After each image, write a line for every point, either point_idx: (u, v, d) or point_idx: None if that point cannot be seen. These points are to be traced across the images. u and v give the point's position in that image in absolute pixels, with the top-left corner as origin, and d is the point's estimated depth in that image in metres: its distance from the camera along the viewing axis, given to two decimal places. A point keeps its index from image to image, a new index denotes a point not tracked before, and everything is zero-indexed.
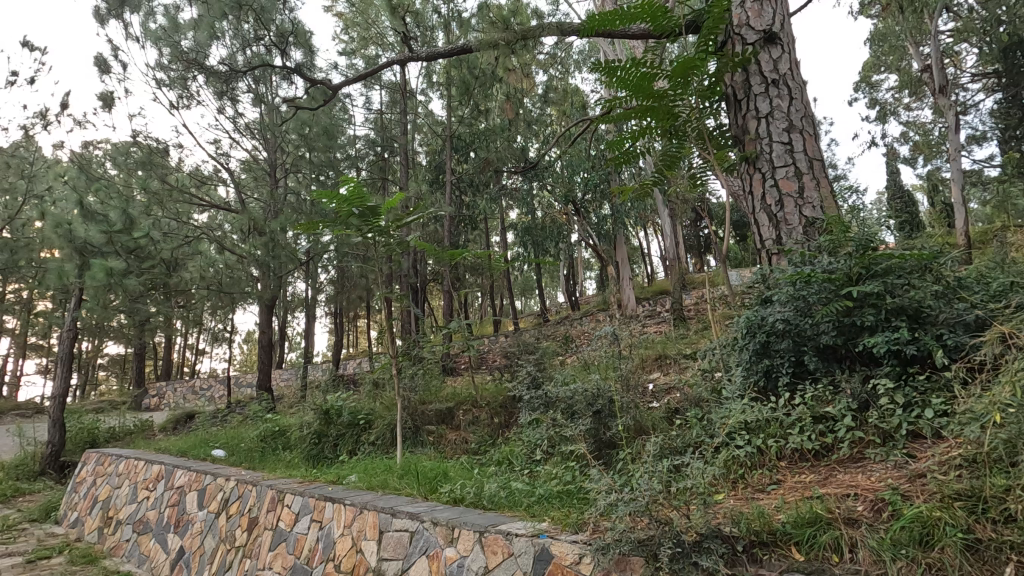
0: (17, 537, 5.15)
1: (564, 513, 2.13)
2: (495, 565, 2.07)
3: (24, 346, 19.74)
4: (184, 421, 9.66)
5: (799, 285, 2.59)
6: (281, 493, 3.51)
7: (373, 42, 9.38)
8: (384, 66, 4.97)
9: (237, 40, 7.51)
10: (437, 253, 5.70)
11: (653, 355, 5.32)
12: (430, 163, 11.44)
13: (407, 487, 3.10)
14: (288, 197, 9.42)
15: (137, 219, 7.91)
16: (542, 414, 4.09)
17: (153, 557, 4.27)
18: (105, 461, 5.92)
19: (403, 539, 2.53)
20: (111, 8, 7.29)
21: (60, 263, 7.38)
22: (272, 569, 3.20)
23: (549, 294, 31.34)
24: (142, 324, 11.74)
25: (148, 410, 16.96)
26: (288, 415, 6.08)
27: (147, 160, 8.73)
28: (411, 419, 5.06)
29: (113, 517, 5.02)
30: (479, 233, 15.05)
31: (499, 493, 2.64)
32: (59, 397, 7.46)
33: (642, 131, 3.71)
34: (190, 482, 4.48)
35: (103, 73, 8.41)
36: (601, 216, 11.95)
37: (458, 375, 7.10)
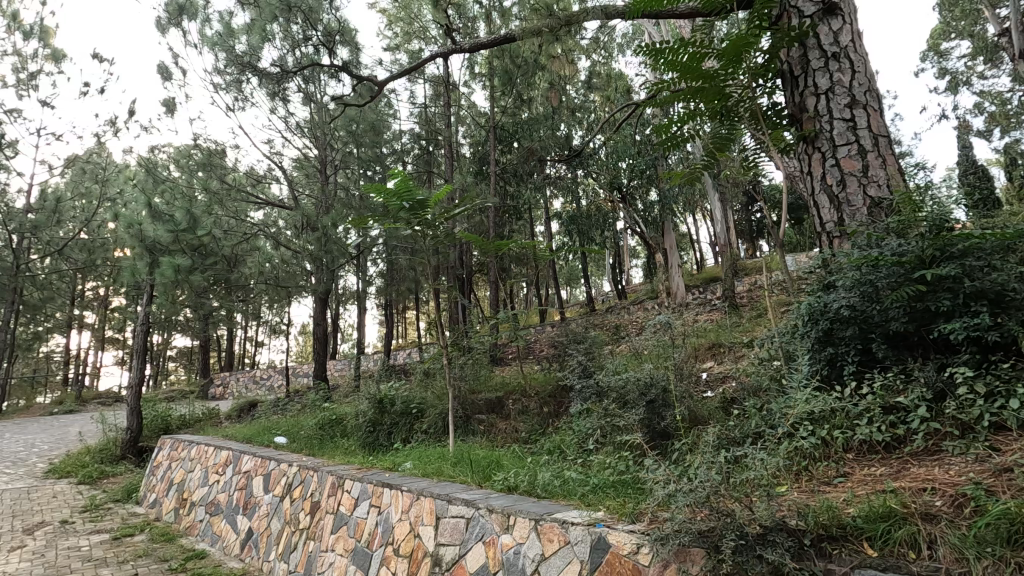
0: (104, 516, 5.58)
1: (620, 503, 2.12)
2: (552, 553, 2.08)
3: (102, 340, 21.16)
4: (247, 409, 10.17)
5: (865, 270, 2.46)
6: (340, 479, 3.63)
7: (416, 37, 9.42)
8: (427, 59, 4.97)
9: (287, 41, 7.63)
10: (484, 244, 5.74)
11: (706, 344, 5.21)
12: (474, 155, 11.48)
13: (461, 475, 3.15)
14: (338, 192, 9.67)
15: (199, 217, 8.32)
16: (593, 404, 4.06)
17: (225, 536, 4.54)
18: (178, 446, 6.30)
19: (460, 525, 2.57)
20: (171, 17, 7.62)
21: (133, 261, 7.80)
22: (335, 551, 3.34)
23: (596, 283, 31.02)
24: (207, 318, 12.42)
25: (214, 398, 17.99)
26: (344, 404, 6.31)
27: (206, 162, 9.13)
28: (461, 408, 5.16)
29: (187, 499, 5.36)
30: (523, 224, 15.06)
31: (553, 482, 2.65)
32: (135, 386, 7.93)
33: (690, 115, 3.60)
34: (255, 467, 4.70)
35: (165, 80, 8.88)
36: (648, 202, 11.74)
37: (505, 365, 7.16)
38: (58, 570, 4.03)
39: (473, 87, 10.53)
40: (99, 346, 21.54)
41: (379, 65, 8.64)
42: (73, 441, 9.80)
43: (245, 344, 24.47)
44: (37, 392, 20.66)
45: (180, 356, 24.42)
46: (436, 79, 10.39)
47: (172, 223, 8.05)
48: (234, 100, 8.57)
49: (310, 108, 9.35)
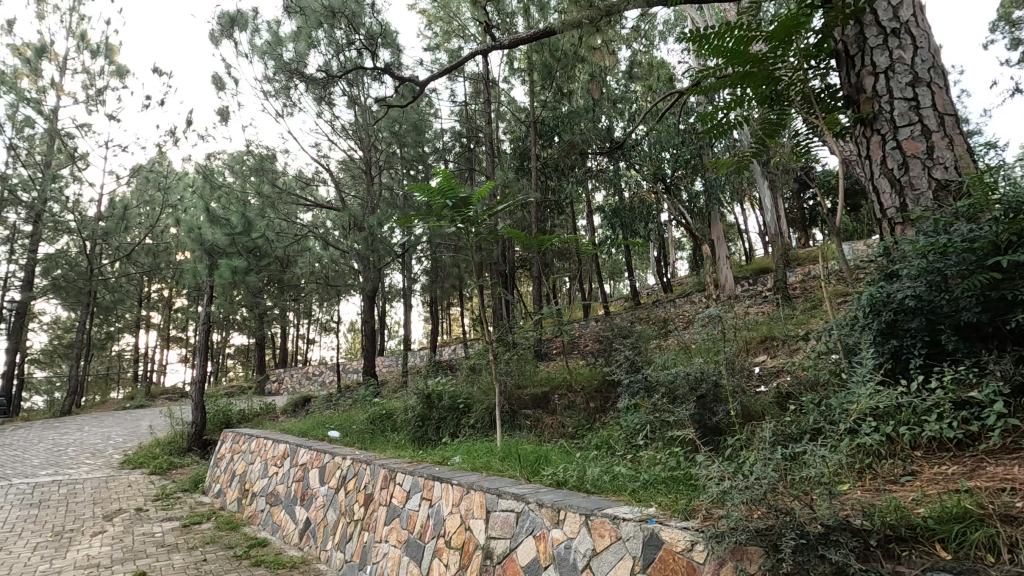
0: (174, 504, 5.93)
1: (672, 500, 2.09)
2: (603, 548, 2.07)
3: (167, 338, 22.41)
4: (302, 404, 10.57)
5: (932, 257, 2.32)
6: (392, 472, 3.71)
7: (456, 35, 9.48)
8: (466, 57, 4.95)
9: (331, 46, 7.83)
10: (527, 240, 5.74)
11: (758, 337, 5.06)
12: (514, 150, 11.48)
13: (510, 469, 3.18)
14: (383, 192, 9.89)
15: (253, 221, 8.68)
16: (641, 399, 4.02)
17: (285, 526, 4.73)
18: (238, 440, 6.59)
19: (510, 519, 2.59)
20: (223, 29, 7.93)
21: (194, 264, 8.21)
22: (389, 542, 3.43)
23: (640, 277, 30.51)
24: (263, 317, 12.97)
25: (270, 394, 18.77)
26: (393, 400, 6.47)
27: (258, 166, 9.57)
28: (508, 403, 5.19)
29: (249, 489, 5.62)
30: (565, 218, 14.97)
31: (602, 478, 2.64)
32: (199, 382, 8.35)
33: (737, 101, 3.49)
34: (311, 460, 4.86)
35: (219, 90, 9.29)
36: (694, 193, 11.45)
37: (550, 360, 7.16)
38: (135, 554, 4.31)
39: (512, 82, 10.53)
40: (164, 344, 22.83)
41: (420, 65, 8.74)
42: (144, 434, 10.46)
43: (298, 342, 25.40)
44: (111, 388, 22.11)
45: (238, 353, 25.58)
46: (476, 77, 10.43)
47: (229, 227, 8.43)
48: (283, 106, 8.89)
49: (355, 110, 9.58)
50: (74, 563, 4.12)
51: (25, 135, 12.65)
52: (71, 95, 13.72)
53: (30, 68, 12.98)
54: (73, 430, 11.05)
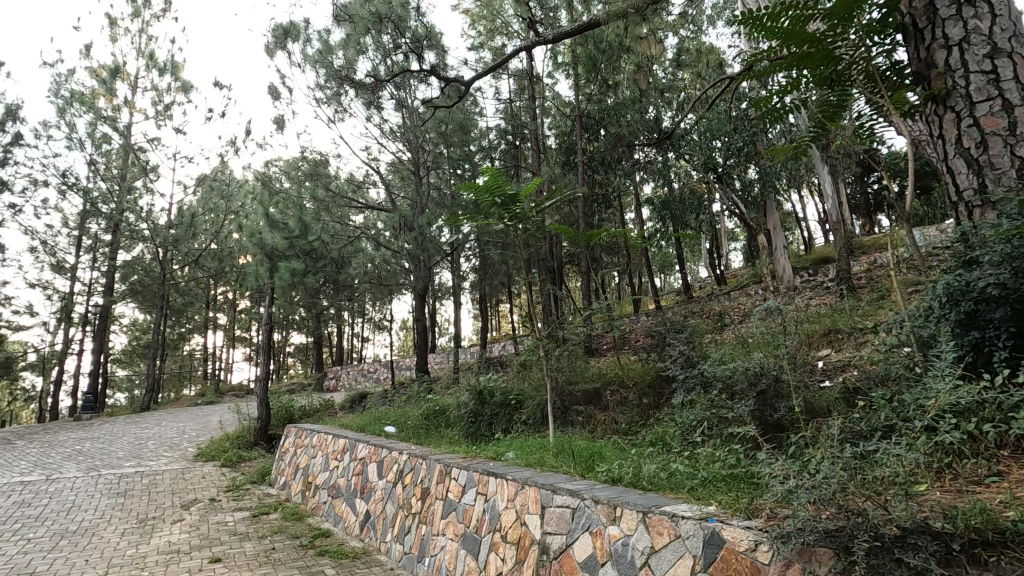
0: (244, 495, 6.27)
1: (734, 499, 2.03)
2: (662, 546, 2.04)
3: (233, 338, 23.62)
4: (358, 401, 10.91)
5: (1015, 243, 2.16)
6: (448, 467, 3.77)
7: (499, 33, 9.51)
8: (510, 55, 4.92)
9: (378, 52, 8.00)
10: (575, 236, 5.71)
11: (821, 331, 4.85)
12: (560, 145, 11.41)
13: (564, 465, 3.17)
14: (432, 192, 10.06)
15: (310, 224, 9.02)
16: (697, 395, 3.93)
17: (346, 518, 4.91)
18: (300, 434, 6.86)
19: (566, 515, 2.59)
20: (277, 41, 8.27)
21: (256, 267, 8.61)
22: (446, 535, 3.51)
23: (692, 270, 29.76)
24: (320, 316, 13.47)
25: (328, 390, 19.49)
26: (446, 396, 6.58)
27: (313, 171, 9.83)
28: (560, 400, 5.15)
29: (312, 482, 5.85)
30: (613, 212, 14.77)
31: (658, 475, 2.60)
32: (263, 380, 8.76)
33: (793, 84, 3.35)
34: (369, 454, 4.99)
35: (275, 100, 9.70)
36: (747, 181, 11.05)
37: (601, 355, 7.10)
38: (211, 541, 4.59)
39: (557, 77, 10.48)
40: (230, 344, 24.08)
41: (465, 65, 8.81)
42: (215, 428, 11.10)
43: (353, 340, 26.23)
44: (183, 385, 23.56)
45: (298, 352, 26.68)
46: (520, 73, 10.42)
47: (287, 231, 8.77)
48: (335, 112, 9.20)
49: (403, 113, 9.76)
50: (157, 548, 4.43)
51: (103, 151, 13.60)
52: (142, 112, 14.64)
53: (106, 88, 13.93)
54: (152, 425, 11.82)
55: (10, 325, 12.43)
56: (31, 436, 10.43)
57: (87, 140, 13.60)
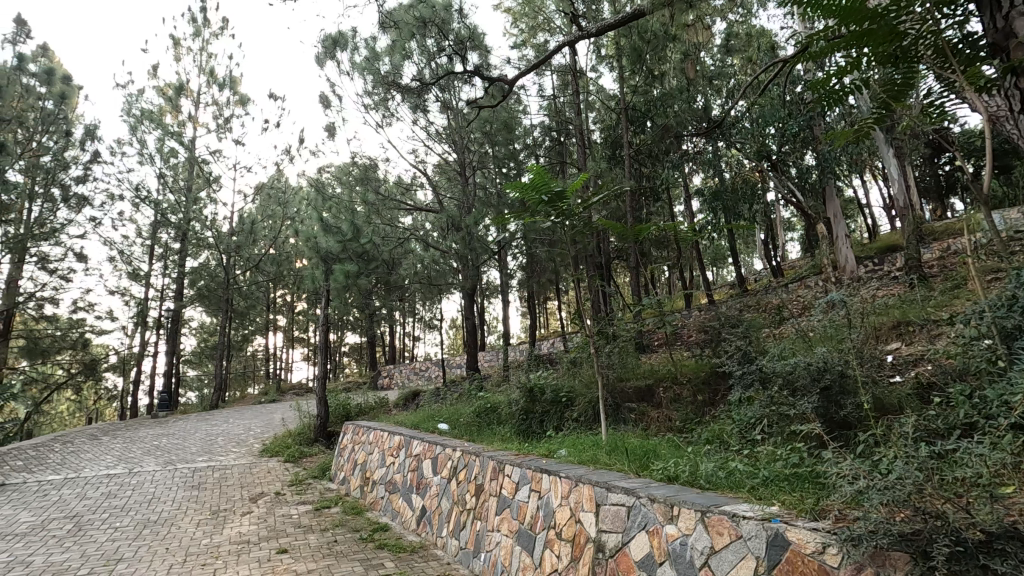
0: (307, 489, 6.55)
1: (798, 499, 1.96)
2: (722, 547, 1.99)
3: (292, 339, 24.61)
4: (411, 399, 11.15)
5: None
6: (501, 464, 3.80)
7: (542, 29, 9.46)
8: (554, 51, 4.87)
9: (423, 56, 8.16)
10: (623, 231, 5.63)
11: (890, 324, 4.60)
12: (605, 139, 11.23)
13: (618, 463, 3.14)
14: (478, 192, 10.15)
15: (361, 227, 9.29)
16: (756, 392, 3.81)
17: (403, 513, 5.04)
18: (358, 432, 7.06)
19: (622, 513, 2.57)
20: (327, 51, 8.56)
21: (312, 270, 8.94)
22: (501, 531, 3.54)
23: (746, 263, 28.75)
24: (373, 317, 13.85)
25: (382, 388, 20.01)
26: (497, 394, 6.63)
27: (363, 176, 10.32)
28: (611, 396, 5.10)
29: (370, 478, 6.02)
30: (661, 205, 14.45)
31: (717, 473, 2.54)
32: (321, 378, 9.08)
33: (853, 64, 3.18)
34: (424, 451, 5.09)
35: (326, 108, 10.04)
36: (804, 167, 10.58)
37: (652, 352, 6.98)
38: (278, 533, 4.81)
39: (600, 70, 10.34)
40: (290, 345, 25.09)
41: (508, 63, 8.81)
42: (278, 425, 11.62)
43: (405, 339, 26.80)
44: (248, 384, 24.73)
45: (352, 351, 27.51)
46: (563, 69, 10.34)
47: (340, 235, 9.06)
48: (383, 117, 9.45)
49: (448, 114, 9.91)
50: (229, 539, 4.68)
51: (171, 164, 14.44)
52: (204, 126, 15.45)
53: (172, 105, 14.78)
54: (220, 422, 12.48)
55: (94, 330, 13.40)
56: (114, 432, 11.21)
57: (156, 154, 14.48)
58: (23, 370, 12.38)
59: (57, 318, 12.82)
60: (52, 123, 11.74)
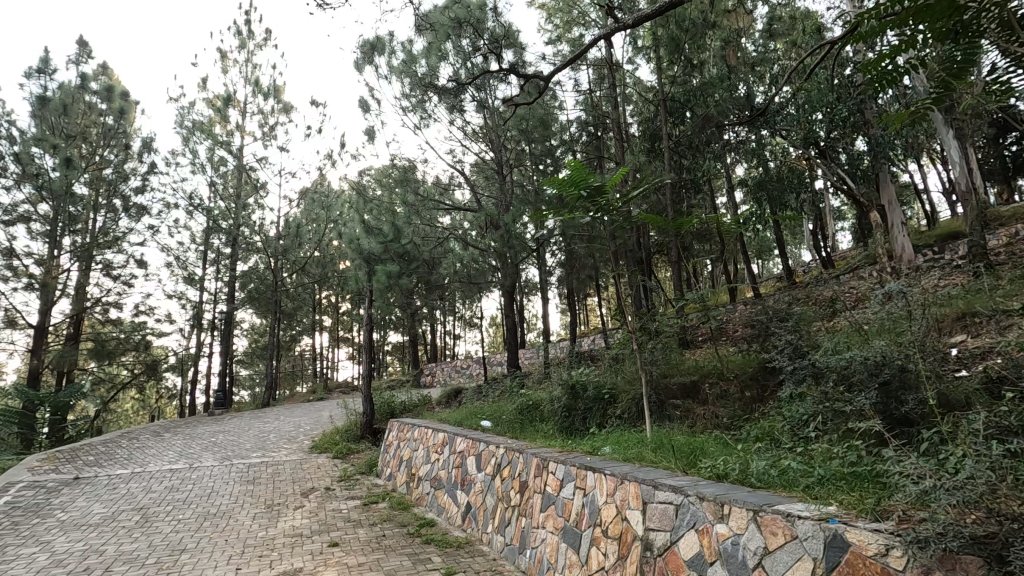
0: (356, 485, 6.73)
1: (858, 499, 1.89)
2: (777, 547, 1.93)
3: (337, 338, 25.29)
4: (454, 396, 11.28)
5: None
6: (545, 460, 3.80)
7: (576, 24, 9.38)
8: (589, 44, 4.80)
9: (458, 56, 8.23)
10: (664, 225, 5.52)
11: (954, 315, 4.36)
12: (643, 132, 11.04)
13: (665, 461, 3.09)
14: (516, 190, 10.17)
15: (402, 228, 9.47)
16: (808, 388, 3.68)
17: (449, 509, 5.11)
18: (403, 428, 7.19)
19: (669, 511, 2.53)
20: (365, 56, 8.74)
21: (356, 271, 9.16)
22: (546, 528, 3.54)
23: (793, 254, 27.76)
24: (414, 316, 14.11)
25: (425, 386, 20.34)
26: (539, 390, 6.63)
27: (403, 177, 10.49)
28: (655, 393, 4.99)
29: (416, 474, 6.13)
30: (703, 197, 14.11)
31: (769, 472, 2.46)
32: (366, 376, 9.30)
33: (907, 43, 3.01)
34: (468, 448, 5.15)
35: (366, 112, 10.25)
36: (855, 153, 10.12)
37: (697, 347, 6.83)
38: (329, 527, 4.96)
39: (637, 62, 10.17)
40: (335, 344, 25.81)
41: (543, 59, 8.77)
42: (327, 423, 11.98)
43: (446, 337, 27.13)
44: (297, 383, 25.58)
45: (396, 350, 28.06)
46: (599, 62, 10.20)
47: (381, 236, 9.25)
48: (420, 119, 9.59)
49: (485, 113, 9.96)
50: (283, 532, 4.85)
51: (221, 172, 15.05)
52: (251, 134, 16.03)
53: (220, 115, 15.40)
54: (272, 419, 12.96)
55: (155, 332, 14.12)
56: (176, 429, 11.82)
57: (207, 163, 15.12)
58: (92, 371, 13.20)
59: (121, 322, 13.58)
60: (112, 137, 12.45)
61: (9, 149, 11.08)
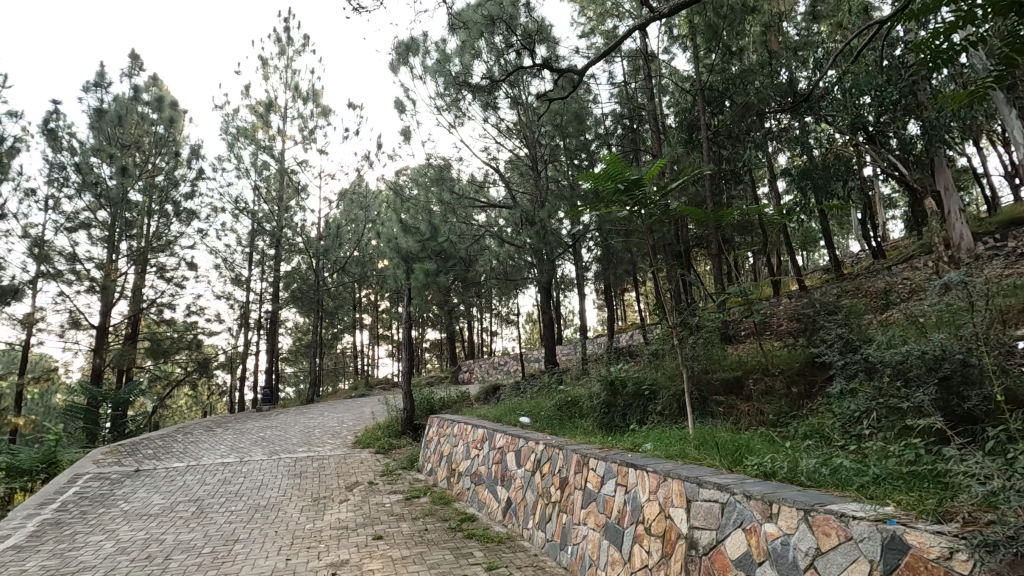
0: (398, 479, 6.86)
1: (917, 499, 1.80)
2: (830, 548, 1.86)
3: (377, 336, 25.79)
4: (492, 392, 11.34)
5: None
6: (585, 457, 3.79)
7: (610, 16, 9.26)
8: (624, 35, 4.70)
9: (492, 53, 8.25)
10: (704, 217, 5.40)
11: (1021, 305, 4.13)
12: (681, 123, 10.82)
13: (709, 458, 3.03)
14: (551, 185, 10.13)
15: (438, 227, 9.55)
16: (860, 384, 3.55)
17: (489, 504, 5.15)
18: (443, 424, 7.27)
19: (715, 510, 2.47)
20: (400, 57, 8.86)
21: (394, 270, 9.32)
22: (587, 525, 3.53)
23: (840, 245, 26.74)
24: (452, 313, 14.24)
25: (463, 382, 20.54)
26: (577, 387, 6.60)
27: (438, 176, 10.60)
28: (697, 389, 4.86)
29: (456, 469, 6.20)
30: (744, 188, 13.72)
31: (820, 471, 2.38)
32: (406, 373, 9.45)
33: (963, 21, 2.86)
34: (507, 444, 5.17)
35: (401, 113, 10.40)
36: (908, 137, 9.65)
37: (740, 342, 6.66)
38: (373, 520, 5.07)
39: (673, 52, 9.98)
40: (375, 342, 26.32)
41: (577, 53, 8.69)
42: (369, 418, 12.23)
43: (483, 334, 27.25)
44: (340, 380, 26.22)
45: (434, 346, 28.41)
46: (634, 53, 10.03)
47: (419, 235, 9.37)
48: (455, 117, 9.66)
49: (518, 109, 9.95)
50: (330, 525, 4.99)
51: (264, 176, 15.53)
52: (292, 138, 16.50)
53: (263, 121, 15.90)
54: (316, 415, 13.33)
55: (205, 332, 14.71)
56: (226, 424, 12.29)
57: (251, 168, 15.64)
58: (149, 369, 13.86)
59: (175, 322, 14.21)
60: (164, 146, 13.01)
61: (70, 160, 11.75)
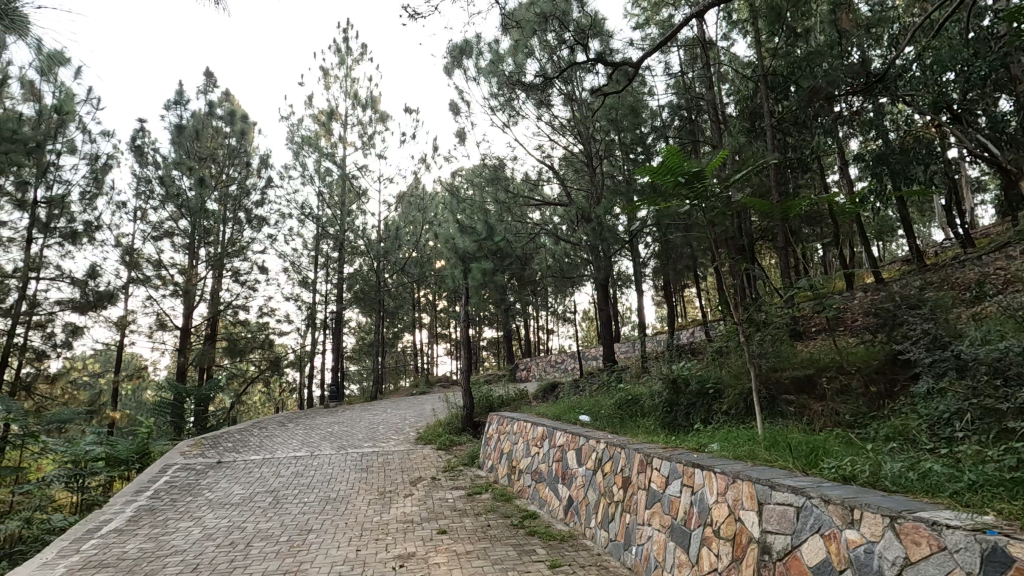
0: (460, 476, 6.98)
1: (1021, 508, 1.66)
2: (920, 558, 1.74)
3: (436, 335, 26.31)
4: (550, 390, 11.32)
5: None
6: (648, 456, 3.72)
7: (665, 5, 9.02)
8: (681, 23, 4.56)
9: (545, 51, 8.24)
10: (770, 209, 5.17)
11: None
12: (742, 111, 10.41)
13: (781, 460, 2.90)
14: (606, 181, 10.01)
15: (494, 226, 9.63)
16: (951, 384, 3.29)
17: (551, 501, 5.15)
18: (502, 422, 7.32)
19: (790, 514, 2.37)
20: (455, 60, 9.00)
21: (451, 270, 9.48)
22: (652, 525, 3.46)
23: (922, 234, 24.86)
24: (508, 311, 14.33)
25: (521, 380, 20.64)
26: (638, 385, 6.47)
27: (493, 176, 10.68)
28: (766, 389, 4.65)
29: (517, 467, 6.23)
30: (812, 177, 13.03)
31: (905, 475, 2.24)
32: (465, 371, 9.59)
33: None
34: (568, 442, 5.15)
35: (456, 115, 10.54)
36: (1000, 114, 8.89)
37: (810, 339, 6.33)
38: (437, 514, 5.20)
39: (732, 38, 9.61)
40: (434, 340, 26.85)
41: (631, 45, 8.52)
42: (430, 415, 12.49)
43: (539, 332, 27.24)
44: (401, 377, 26.94)
45: (491, 345, 28.65)
46: (691, 42, 9.73)
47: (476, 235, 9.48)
48: (508, 117, 9.71)
49: (572, 106, 9.88)
50: (396, 518, 5.15)
51: (327, 182, 16.17)
52: (352, 144, 17.10)
53: (325, 129, 16.56)
54: (380, 412, 13.77)
55: (276, 331, 15.50)
56: (298, 420, 12.91)
57: (315, 174, 16.32)
58: (227, 367, 14.75)
59: (249, 322, 15.06)
60: (236, 157, 13.80)
61: (155, 173, 12.69)
